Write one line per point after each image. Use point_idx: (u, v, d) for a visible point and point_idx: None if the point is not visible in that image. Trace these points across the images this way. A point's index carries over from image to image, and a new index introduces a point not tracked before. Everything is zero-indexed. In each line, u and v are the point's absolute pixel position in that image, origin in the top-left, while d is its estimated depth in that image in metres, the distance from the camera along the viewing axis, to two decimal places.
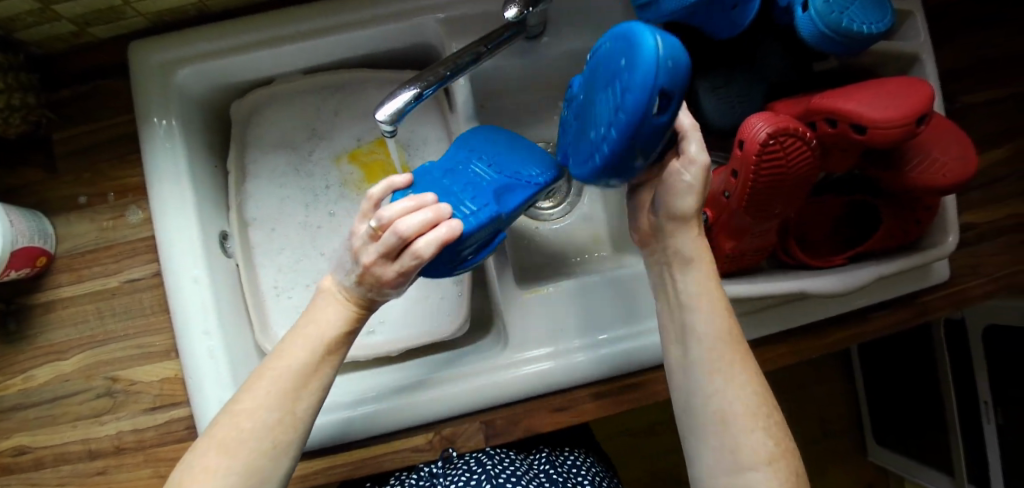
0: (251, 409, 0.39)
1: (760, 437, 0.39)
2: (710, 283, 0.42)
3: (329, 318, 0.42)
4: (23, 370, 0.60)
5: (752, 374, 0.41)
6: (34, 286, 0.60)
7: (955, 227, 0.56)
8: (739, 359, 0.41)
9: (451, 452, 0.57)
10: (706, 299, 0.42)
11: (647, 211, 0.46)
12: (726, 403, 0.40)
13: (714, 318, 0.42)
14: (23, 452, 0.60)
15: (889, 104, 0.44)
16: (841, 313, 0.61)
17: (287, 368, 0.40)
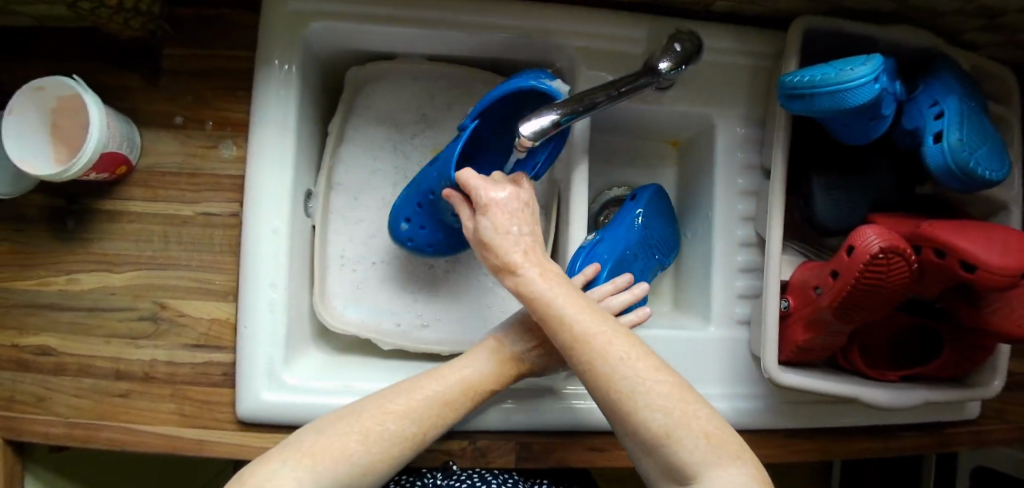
0: (361, 427, 0.43)
1: (649, 418, 0.38)
2: (548, 294, 0.42)
3: (472, 367, 0.50)
4: (68, 271, 0.58)
5: (618, 359, 0.39)
6: (104, 192, 0.58)
7: (1003, 371, 0.59)
8: (600, 348, 0.40)
9: (453, 465, 0.58)
10: (546, 313, 0.42)
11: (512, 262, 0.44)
12: (606, 396, 0.40)
13: (586, 320, 0.41)
14: (45, 353, 0.58)
15: (1001, 253, 0.46)
16: (876, 423, 0.64)
17: (411, 407, 0.45)
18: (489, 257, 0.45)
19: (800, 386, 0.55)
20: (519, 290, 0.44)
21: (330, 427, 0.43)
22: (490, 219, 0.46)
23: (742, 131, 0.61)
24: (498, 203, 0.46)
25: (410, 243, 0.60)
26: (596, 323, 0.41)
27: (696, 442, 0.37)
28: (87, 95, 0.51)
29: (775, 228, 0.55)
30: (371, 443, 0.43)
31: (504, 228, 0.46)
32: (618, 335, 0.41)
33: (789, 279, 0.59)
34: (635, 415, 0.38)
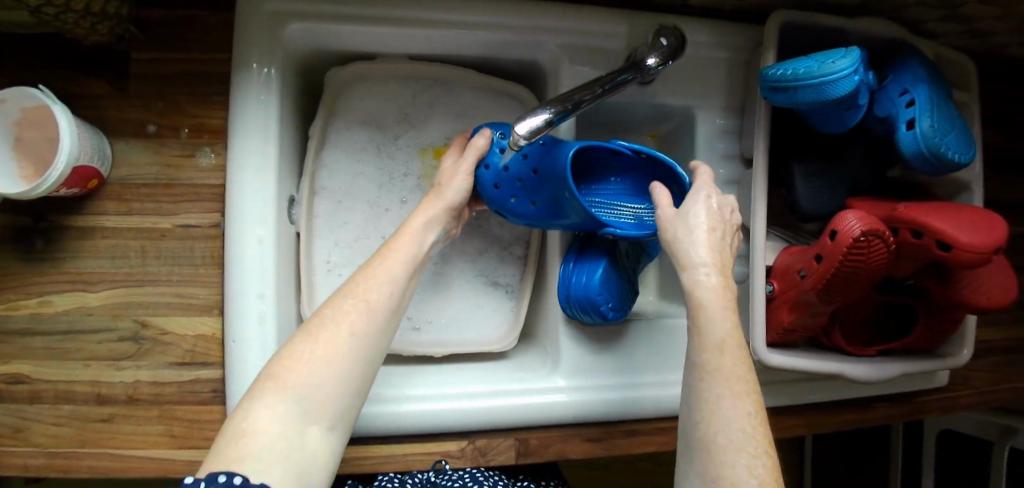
0: (353, 305, 0.42)
1: (740, 477, 0.36)
2: (710, 315, 0.41)
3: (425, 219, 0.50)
4: (38, 293, 0.55)
5: (743, 410, 0.38)
6: (73, 207, 0.55)
7: (972, 342, 0.63)
8: (732, 391, 0.38)
9: (444, 463, 0.58)
10: (704, 333, 0.40)
11: (699, 258, 0.43)
12: (710, 431, 0.38)
13: (736, 354, 0.39)
14: (17, 381, 0.54)
15: (973, 231, 0.49)
16: (855, 397, 0.67)
17: (387, 270, 0.45)
18: (681, 240, 0.44)
19: (785, 366, 0.58)
20: (692, 293, 0.42)
21: (334, 304, 0.42)
22: (701, 213, 0.45)
23: (720, 123, 0.64)
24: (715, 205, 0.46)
25: (485, 169, 0.55)
26: (741, 362, 0.39)
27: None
28: (56, 107, 0.48)
29: (757, 214, 0.57)
30: (369, 310, 0.43)
31: (711, 228, 0.45)
32: (751, 389, 0.39)
33: (771, 264, 0.61)
34: (728, 470, 0.36)
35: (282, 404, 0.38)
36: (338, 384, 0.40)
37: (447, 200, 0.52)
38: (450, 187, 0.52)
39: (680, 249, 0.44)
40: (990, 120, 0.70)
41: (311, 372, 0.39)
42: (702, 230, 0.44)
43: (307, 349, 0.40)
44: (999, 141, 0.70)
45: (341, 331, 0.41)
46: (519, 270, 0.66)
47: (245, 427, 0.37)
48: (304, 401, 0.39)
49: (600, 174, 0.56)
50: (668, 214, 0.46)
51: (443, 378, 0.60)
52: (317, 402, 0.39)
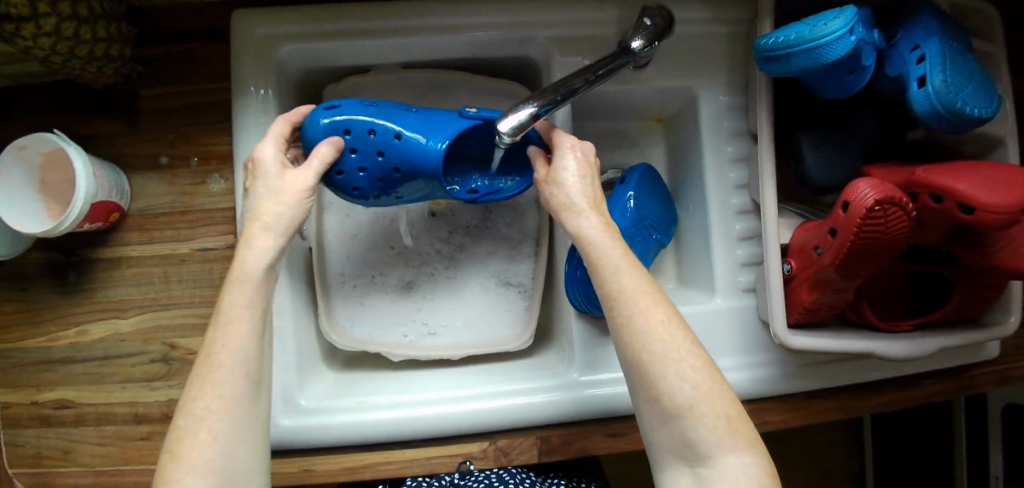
0: (203, 409, 0.36)
1: (676, 386, 0.38)
2: (602, 242, 0.43)
3: (257, 254, 0.41)
4: (77, 323, 0.59)
5: (658, 320, 0.39)
6: (100, 241, 0.59)
7: (1018, 308, 0.59)
8: (641, 307, 0.39)
9: (469, 463, 0.58)
10: (597, 261, 0.42)
11: (574, 211, 0.45)
12: (635, 354, 0.39)
13: (632, 274, 0.41)
14: (64, 406, 0.58)
15: (999, 190, 0.46)
16: (897, 375, 0.64)
17: (231, 354, 0.38)
18: (557, 199, 0.47)
19: (811, 348, 0.55)
20: (579, 236, 0.44)
21: (184, 412, 0.36)
22: (567, 168, 0.47)
23: (725, 100, 0.61)
24: (579, 156, 0.48)
25: (338, 174, 0.51)
26: (640, 279, 0.41)
27: (717, 422, 0.37)
28: (71, 148, 0.52)
29: (767, 191, 0.55)
30: (227, 404, 0.37)
31: (580, 179, 0.47)
32: (659, 299, 0.40)
33: (789, 242, 0.58)
34: (665, 384, 0.38)
35: None
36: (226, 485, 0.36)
37: (272, 242, 0.42)
38: (270, 226, 0.42)
39: (561, 204, 0.46)
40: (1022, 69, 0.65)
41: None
42: (566, 184, 0.47)
43: (176, 472, 0.35)
44: None
45: (202, 438, 0.36)
46: (531, 268, 0.65)
47: None
48: None
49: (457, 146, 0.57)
50: (542, 181, 0.49)
51: (458, 380, 0.61)
52: None
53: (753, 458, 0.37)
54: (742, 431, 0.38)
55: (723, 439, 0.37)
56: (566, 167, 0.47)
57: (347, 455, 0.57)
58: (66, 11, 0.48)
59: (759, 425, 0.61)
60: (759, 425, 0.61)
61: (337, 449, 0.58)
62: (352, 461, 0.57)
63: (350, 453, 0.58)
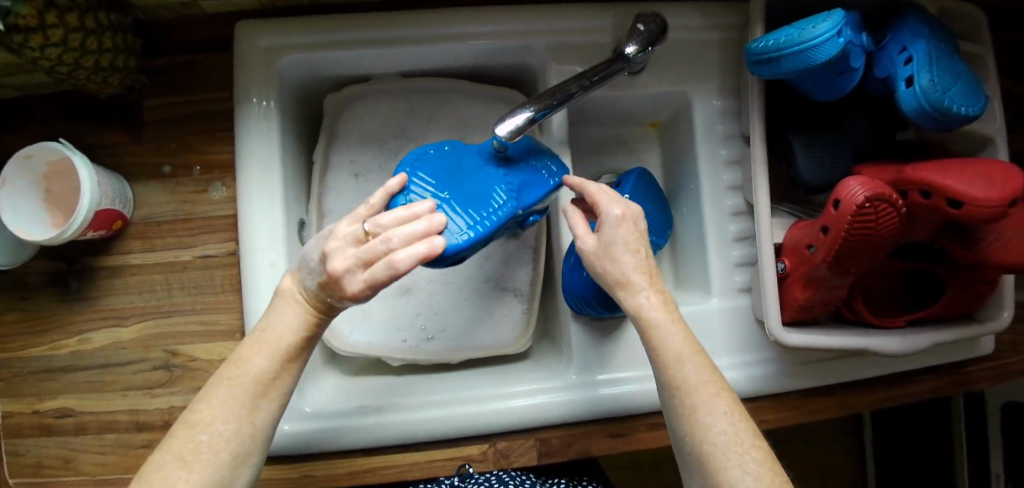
0: (229, 431, 0.40)
1: (737, 478, 0.39)
2: (668, 330, 0.44)
3: (287, 320, 0.43)
4: (78, 331, 0.59)
5: (720, 412, 0.41)
6: (103, 249, 0.59)
7: (1011, 303, 0.60)
8: (704, 398, 0.42)
9: (470, 468, 0.58)
10: (661, 348, 0.44)
11: (636, 291, 0.46)
12: (696, 443, 0.41)
13: (696, 365, 0.43)
14: (66, 414, 0.59)
15: (987, 185, 0.46)
16: (893, 372, 0.64)
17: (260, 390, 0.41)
18: (611, 272, 0.46)
19: (805, 344, 0.56)
20: (639, 316, 0.45)
21: (183, 431, 0.39)
22: (619, 238, 0.46)
23: (718, 103, 0.63)
24: (630, 218, 0.47)
25: None
26: (706, 371, 0.43)
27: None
28: (75, 157, 0.53)
29: (760, 191, 0.56)
30: (250, 432, 0.41)
31: (631, 249, 0.46)
32: (721, 389, 0.42)
33: (781, 241, 0.59)
34: (726, 472, 0.40)
35: None
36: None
37: (300, 311, 0.44)
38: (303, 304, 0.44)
39: (617, 281, 0.46)
40: (1008, 70, 0.67)
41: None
42: (623, 262, 0.46)
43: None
44: (1015, 89, 0.67)
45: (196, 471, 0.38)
46: (531, 271, 0.64)
47: None
48: None
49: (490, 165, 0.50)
50: (590, 252, 0.47)
51: (456, 385, 0.61)
52: None
53: None
54: None
55: None
56: (620, 240, 0.46)
57: (347, 460, 0.58)
58: (74, 23, 0.49)
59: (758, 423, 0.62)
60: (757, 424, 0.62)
61: (339, 454, 0.58)
62: (355, 465, 0.58)
63: (352, 457, 0.58)
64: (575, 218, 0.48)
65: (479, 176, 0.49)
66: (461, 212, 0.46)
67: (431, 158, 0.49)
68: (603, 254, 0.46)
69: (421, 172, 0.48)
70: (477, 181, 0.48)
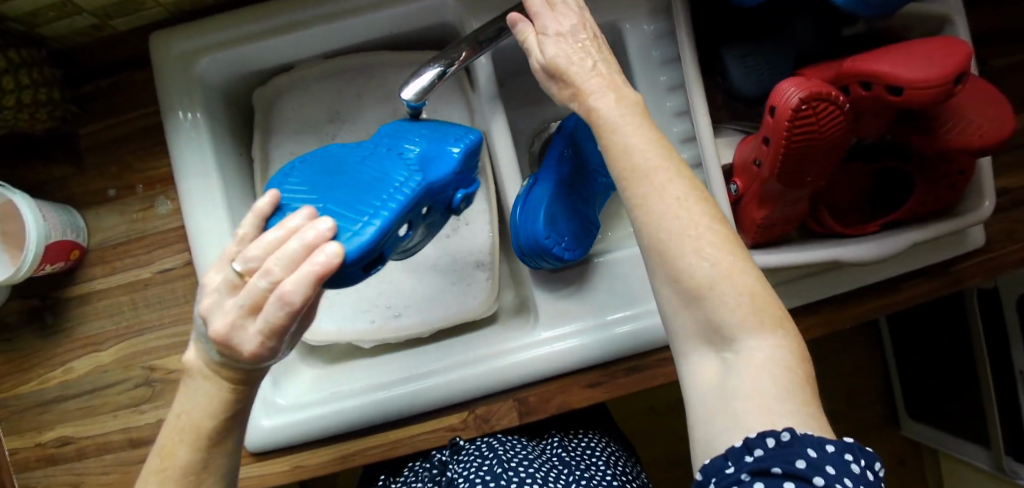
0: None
1: (722, 314, 0.31)
2: (618, 121, 0.36)
3: (200, 401, 0.36)
4: (61, 362, 0.61)
5: (706, 247, 0.32)
6: (67, 280, 0.61)
7: (991, 192, 0.56)
8: (688, 230, 0.32)
9: (461, 441, 0.58)
10: (643, 198, 0.34)
11: (584, 97, 0.39)
12: (675, 276, 0.33)
13: (695, 214, 0.33)
14: (65, 442, 0.61)
15: (925, 64, 0.43)
16: (878, 280, 0.62)
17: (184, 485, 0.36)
18: (560, 85, 0.41)
19: (770, 264, 0.53)
20: (593, 119, 0.38)
21: None
22: (565, 50, 0.41)
23: (650, 28, 0.59)
24: (569, 32, 0.41)
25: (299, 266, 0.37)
26: (706, 224, 0.33)
27: (729, 295, 0.31)
28: (16, 197, 0.54)
29: (700, 114, 0.53)
30: None
31: (580, 57, 0.40)
32: (723, 240, 0.32)
33: (732, 161, 0.56)
34: (697, 293, 0.32)
35: None
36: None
37: (214, 387, 0.36)
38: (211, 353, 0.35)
39: (571, 100, 0.40)
40: None
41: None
42: (569, 69, 0.40)
43: None
44: None
45: None
46: (488, 236, 0.65)
47: None
48: None
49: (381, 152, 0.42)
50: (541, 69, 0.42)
51: (429, 355, 0.61)
52: None
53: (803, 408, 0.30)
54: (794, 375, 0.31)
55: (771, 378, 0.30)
56: (563, 47, 0.41)
57: (333, 446, 0.59)
58: None
59: None
60: None
61: (321, 441, 0.59)
62: (339, 450, 0.59)
63: (336, 443, 0.59)
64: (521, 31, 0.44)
65: (366, 168, 0.40)
66: (349, 211, 0.36)
67: (301, 167, 0.40)
68: (549, 63, 0.41)
69: (290, 184, 0.38)
70: (361, 173, 0.39)
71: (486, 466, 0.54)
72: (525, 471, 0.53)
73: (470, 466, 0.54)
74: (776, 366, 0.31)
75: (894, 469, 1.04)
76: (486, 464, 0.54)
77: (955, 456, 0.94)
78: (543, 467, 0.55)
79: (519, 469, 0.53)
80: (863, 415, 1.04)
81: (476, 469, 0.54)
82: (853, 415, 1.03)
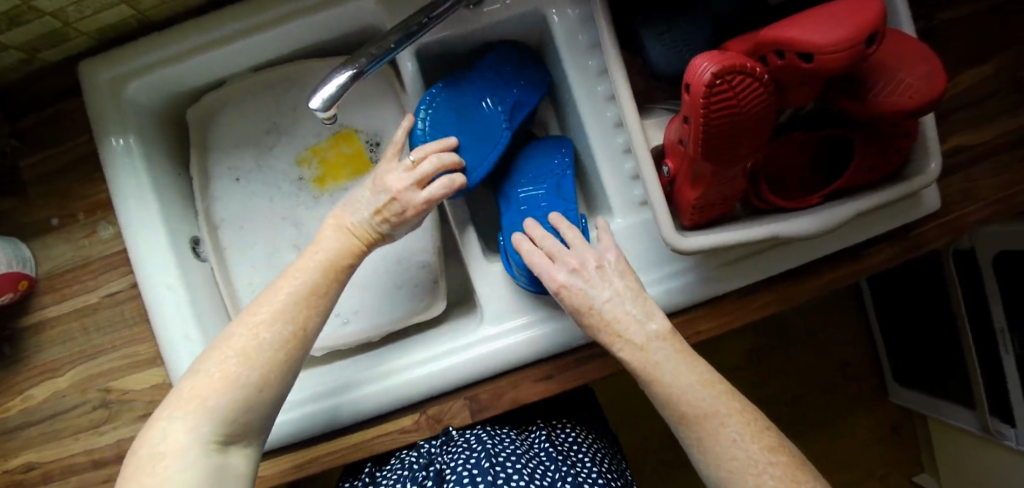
0: (287, 333, 0.40)
1: (724, 426, 0.40)
2: (655, 365, 0.44)
3: (334, 242, 0.46)
4: (22, 390, 0.62)
5: (683, 370, 0.43)
6: (20, 310, 0.62)
7: (938, 152, 0.54)
8: (671, 367, 0.43)
9: (454, 431, 0.57)
10: (657, 385, 0.43)
11: (629, 320, 0.45)
12: (675, 409, 0.42)
13: (676, 356, 0.44)
14: (31, 467, 0.62)
15: (834, 27, 0.41)
16: (832, 252, 0.60)
17: (317, 304, 0.43)
18: (591, 302, 0.47)
19: (707, 246, 0.51)
20: (637, 359, 0.45)
21: (241, 322, 0.41)
22: (588, 255, 0.49)
23: (575, 13, 0.58)
24: (598, 258, 0.48)
25: None
26: (681, 360, 0.43)
27: (709, 400, 0.41)
28: None
29: (624, 96, 0.52)
30: (302, 338, 0.41)
31: (616, 288, 0.47)
32: (693, 359, 0.44)
33: (661, 141, 0.55)
34: (692, 412, 0.41)
35: (179, 435, 0.37)
36: (259, 405, 0.40)
37: (341, 235, 0.47)
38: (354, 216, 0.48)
39: (602, 314, 0.46)
40: None
41: (231, 398, 0.38)
42: (619, 279, 0.47)
43: (195, 391, 0.38)
44: None
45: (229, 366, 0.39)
46: (432, 236, 0.64)
47: (163, 450, 0.36)
48: (216, 424, 0.38)
49: (482, 98, 0.58)
50: (573, 304, 0.47)
51: (385, 356, 0.61)
52: (227, 439, 0.39)
53: (789, 472, 0.39)
54: (785, 454, 0.40)
55: (767, 457, 0.39)
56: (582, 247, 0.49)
57: (288, 455, 0.58)
58: None
59: (691, 336, 0.58)
60: (691, 337, 0.58)
61: (276, 451, 0.59)
62: (295, 458, 0.58)
63: (293, 451, 0.58)
64: (553, 275, 0.48)
65: (477, 112, 0.58)
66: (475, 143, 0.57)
67: (439, 102, 0.56)
68: (557, 265, 0.48)
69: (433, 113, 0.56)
70: (480, 114, 0.58)
71: (475, 457, 0.50)
72: (512, 465, 0.50)
73: (457, 458, 0.51)
74: (779, 460, 0.39)
75: (890, 440, 1.02)
76: (473, 458, 0.50)
77: (949, 423, 0.91)
78: (530, 462, 0.51)
79: (506, 464, 0.50)
80: (853, 386, 1.02)
81: (462, 460, 0.50)
82: (843, 387, 1.02)
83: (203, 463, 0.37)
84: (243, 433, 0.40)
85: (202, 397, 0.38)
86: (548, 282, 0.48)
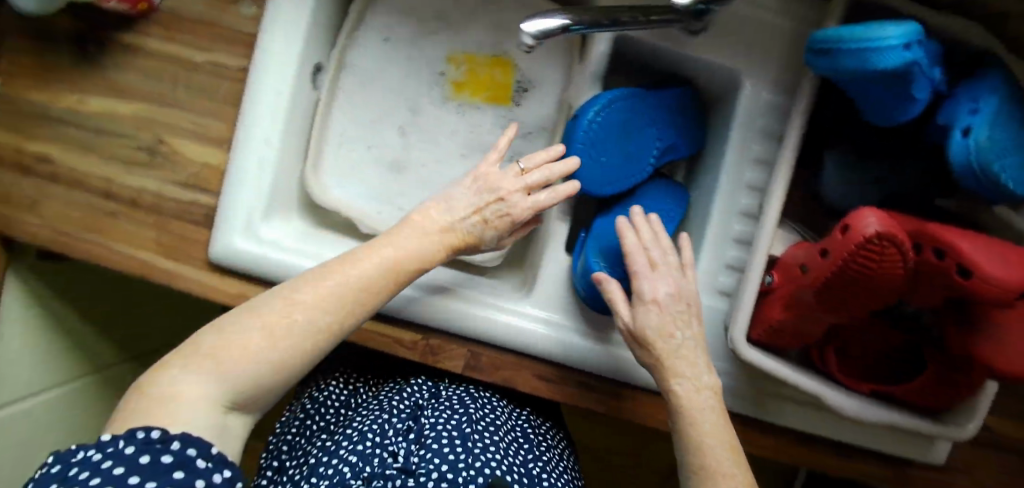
0: (324, 322, 0.40)
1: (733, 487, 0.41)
2: (699, 411, 0.45)
3: (407, 248, 0.45)
4: (82, 91, 0.59)
5: (719, 427, 0.44)
6: (126, 23, 0.59)
7: (982, 417, 0.55)
8: (711, 421, 0.44)
9: (438, 387, 0.59)
10: (689, 430, 0.44)
11: (699, 365, 0.47)
12: (695, 457, 0.43)
13: (718, 416, 0.45)
14: (45, 162, 0.59)
15: (1002, 264, 0.42)
16: (841, 438, 0.61)
17: (375, 297, 0.43)
18: (673, 333, 0.47)
19: (761, 367, 0.52)
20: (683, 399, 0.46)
21: (283, 295, 0.40)
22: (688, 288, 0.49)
23: (767, 96, 0.57)
24: (693, 295, 0.49)
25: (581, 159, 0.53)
26: (721, 418, 0.45)
27: (728, 461, 0.42)
28: None
29: (776, 194, 0.52)
30: (337, 328, 0.41)
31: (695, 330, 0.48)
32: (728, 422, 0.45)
33: (778, 254, 0.55)
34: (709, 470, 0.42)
35: (193, 384, 0.35)
36: (275, 385, 0.38)
37: (415, 240, 0.46)
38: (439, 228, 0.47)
39: (674, 348, 0.47)
40: None
41: (256, 367, 0.37)
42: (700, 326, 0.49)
43: (217, 351, 0.36)
44: None
45: (259, 342, 0.37)
46: None
47: (168, 394, 0.35)
48: (229, 388, 0.36)
49: (653, 124, 0.57)
50: (656, 324, 0.47)
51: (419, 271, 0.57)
52: (236, 402, 0.37)
53: None
54: None
55: None
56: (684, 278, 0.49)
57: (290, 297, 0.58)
58: None
59: None
60: None
61: None
62: None
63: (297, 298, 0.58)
64: (654, 287, 0.48)
65: (643, 133, 0.56)
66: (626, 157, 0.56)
67: (624, 102, 0.54)
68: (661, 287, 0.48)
69: (615, 108, 0.53)
70: (643, 136, 0.56)
71: (456, 420, 0.53)
72: (489, 435, 0.52)
73: (438, 416, 0.53)
74: None
75: None
76: (454, 419, 0.53)
77: None
78: (507, 436, 0.55)
79: (485, 434, 0.52)
80: None
81: (443, 419, 0.53)
82: None
83: (207, 421, 0.35)
84: (250, 402, 0.38)
85: (221, 358, 0.36)
86: (644, 289, 0.48)
